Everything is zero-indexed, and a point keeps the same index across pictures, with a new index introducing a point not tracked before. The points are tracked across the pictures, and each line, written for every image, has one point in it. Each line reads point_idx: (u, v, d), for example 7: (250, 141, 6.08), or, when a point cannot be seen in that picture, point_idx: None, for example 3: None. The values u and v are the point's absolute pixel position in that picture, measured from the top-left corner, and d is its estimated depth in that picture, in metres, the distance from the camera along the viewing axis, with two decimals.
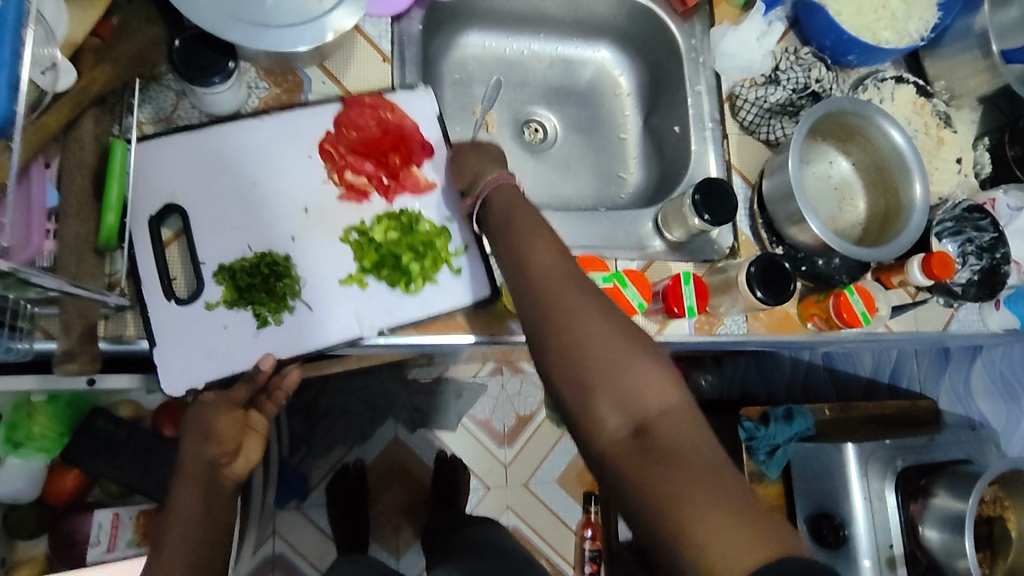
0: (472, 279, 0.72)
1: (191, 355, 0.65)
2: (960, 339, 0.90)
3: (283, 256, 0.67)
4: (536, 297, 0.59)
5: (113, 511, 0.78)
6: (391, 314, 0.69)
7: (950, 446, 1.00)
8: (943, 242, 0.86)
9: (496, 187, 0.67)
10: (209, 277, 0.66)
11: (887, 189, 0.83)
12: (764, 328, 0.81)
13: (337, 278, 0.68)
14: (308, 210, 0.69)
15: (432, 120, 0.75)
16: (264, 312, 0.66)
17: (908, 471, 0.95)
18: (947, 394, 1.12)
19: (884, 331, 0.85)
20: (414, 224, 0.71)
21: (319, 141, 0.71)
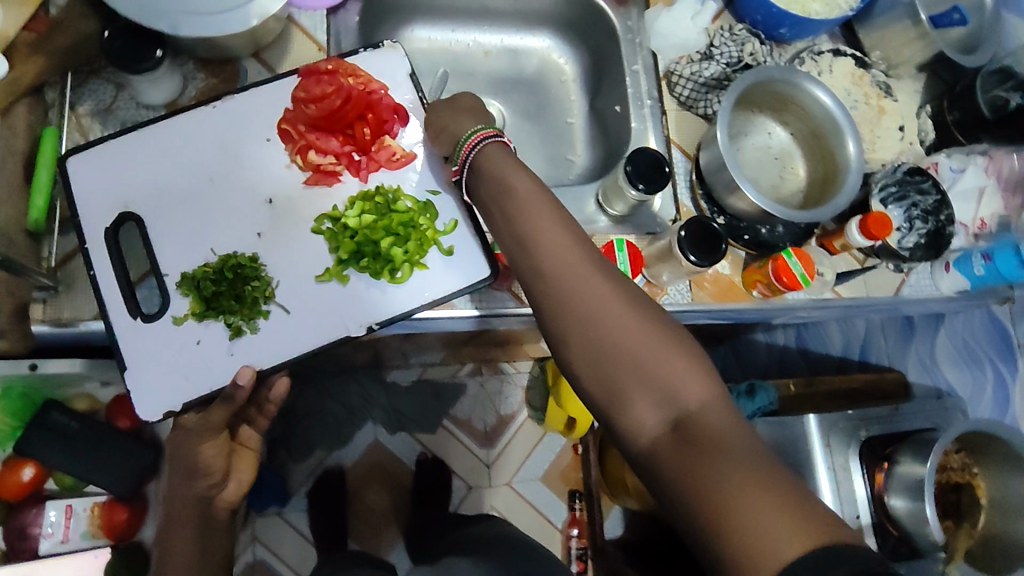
0: (466, 259, 0.70)
1: (158, 363, 0.64)
2: (915, 305, 0.90)
3: (248, 256, 0.66)
4: (559, 293, 0.58)
5: (66, 504, 0.80)
6: (381, 303, 0.67)
7: (918, 416, 0.98)
8: (887, 206, 0.86)
9: (485, 150, 0.65)
10: (173, 290, 0.65)
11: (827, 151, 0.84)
12: (709, 297, 0.82)
13: (313, 276, 0.67)
14: (272, 201, 0.68)
15: (404, 79, 0.74)
16: (237, 322, 0.65)
17: (872, 442, 0.94)
18: (915, 365, 1.10)
19: (834, 297, 0.86)
20: (391, 203, 0.69)
21: (279, 121, 0.70)
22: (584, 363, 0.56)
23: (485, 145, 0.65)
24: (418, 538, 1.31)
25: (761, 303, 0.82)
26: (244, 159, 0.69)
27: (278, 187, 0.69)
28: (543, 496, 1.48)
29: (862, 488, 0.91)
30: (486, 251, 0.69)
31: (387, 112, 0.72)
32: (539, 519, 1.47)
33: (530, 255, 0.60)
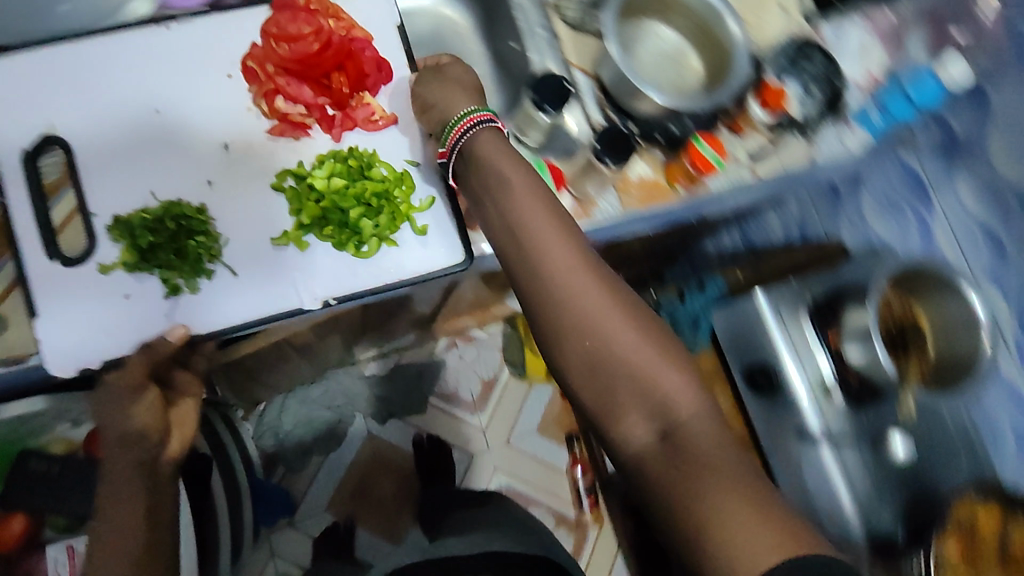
0: (439, 242, 0.58)
1: (67, 319, 0.51)
2: (830, 168, 0.86)
3: (193, 208, 0.53)
4: (544, 297, 0.49)
5: (67, 545, 0.75)
6: (336, 281, 0.56)
7: (860, 267, 0.92)
8: (781, 79, 0.82)
9: (473, 137, 0.54)
10: (101, 235, 0.52)
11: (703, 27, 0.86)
12: (636, 202, 0.80)
13: (269, 238, 0.55)
14: (229, 147, 0.55)
15: (391, 29, 0.59)
16: (174, 277, 0.53)
17: (819, 304, 0.93)
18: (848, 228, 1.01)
19: (750, 177, 0.82)
20: (366, 168, 0.57)
21: (245, 57, 0.56)
22: (574, 368, 0.48)
23: (476, 128, 0.54)
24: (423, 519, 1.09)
25: (688, 195, 0.81)
26: (138, 100, 0.54)
27: (229, 125, 0.55)
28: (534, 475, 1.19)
29: (824, 355, 0.93)
30: (465, 230, 0.58)
31: (371, 66, 0.58)
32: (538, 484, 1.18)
33: (526, 258, 0.50)
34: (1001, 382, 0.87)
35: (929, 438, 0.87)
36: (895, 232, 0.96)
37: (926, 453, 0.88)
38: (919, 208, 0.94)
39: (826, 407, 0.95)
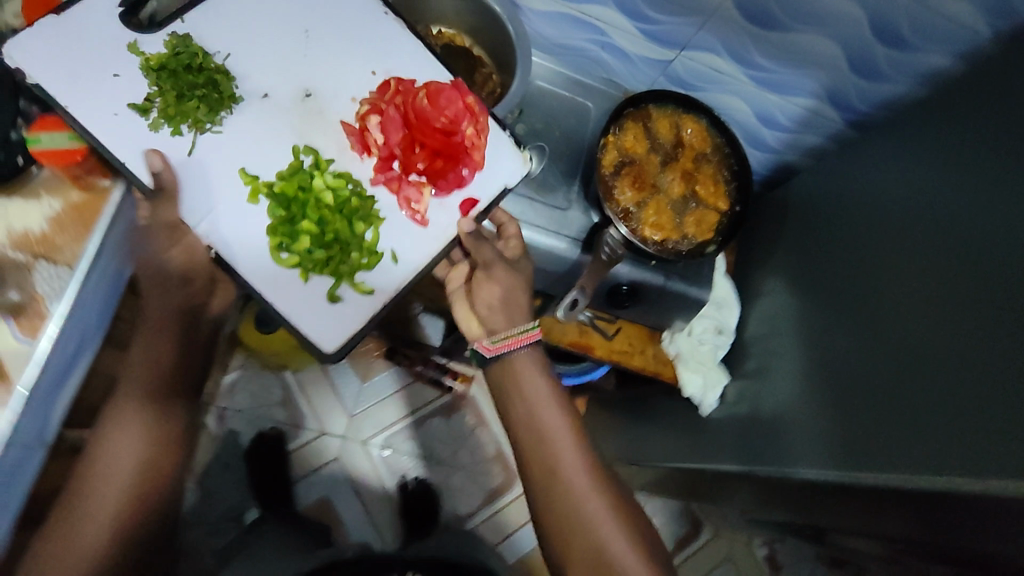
0: (334, 320, 0.65)
1: (68, 47, 0.60)
2: (560, 243, 0.78)
3: (232, 91, 0.64)
4: (540, 466, 0.67)
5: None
6: (248, 259, 0.64)
7: (576, 33, 0.78)
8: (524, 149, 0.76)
9: (518, 355, 0.70)
10: (167, 33, 0.64)
11: (492, 37, 0.73)
12: (600, 349, 0.88)
13: (239, 166, 0.64)
14: (308, 96, 0.68)
15: (497, 186, 0.70)
16: (153, 103, 0.62)
17: (520, 195, 0.78)
18: (583, 12, 0.75)
19: (639, 345, 0.89)
20: (360, 219, 0.67)
21: (398, 77, 0.69)
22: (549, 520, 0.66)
23: (522, 348, 0.70)
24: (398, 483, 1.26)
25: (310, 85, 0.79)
26: (268, 44, 0.67)
27: (323, 87, 0.68)
28: (441, 431, 1.33)
29: (578, 186, 0.80)
30: (349, 340, 0.65)
31: (451, 179, 0.68)
32: (472, 450, 1.34)
33: (540, 438, 0.68)
34: (620, 54, 0.80)
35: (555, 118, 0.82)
36: (625, 9, 0.72)
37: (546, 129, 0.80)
38: None
39: (685, 344, 0.88)
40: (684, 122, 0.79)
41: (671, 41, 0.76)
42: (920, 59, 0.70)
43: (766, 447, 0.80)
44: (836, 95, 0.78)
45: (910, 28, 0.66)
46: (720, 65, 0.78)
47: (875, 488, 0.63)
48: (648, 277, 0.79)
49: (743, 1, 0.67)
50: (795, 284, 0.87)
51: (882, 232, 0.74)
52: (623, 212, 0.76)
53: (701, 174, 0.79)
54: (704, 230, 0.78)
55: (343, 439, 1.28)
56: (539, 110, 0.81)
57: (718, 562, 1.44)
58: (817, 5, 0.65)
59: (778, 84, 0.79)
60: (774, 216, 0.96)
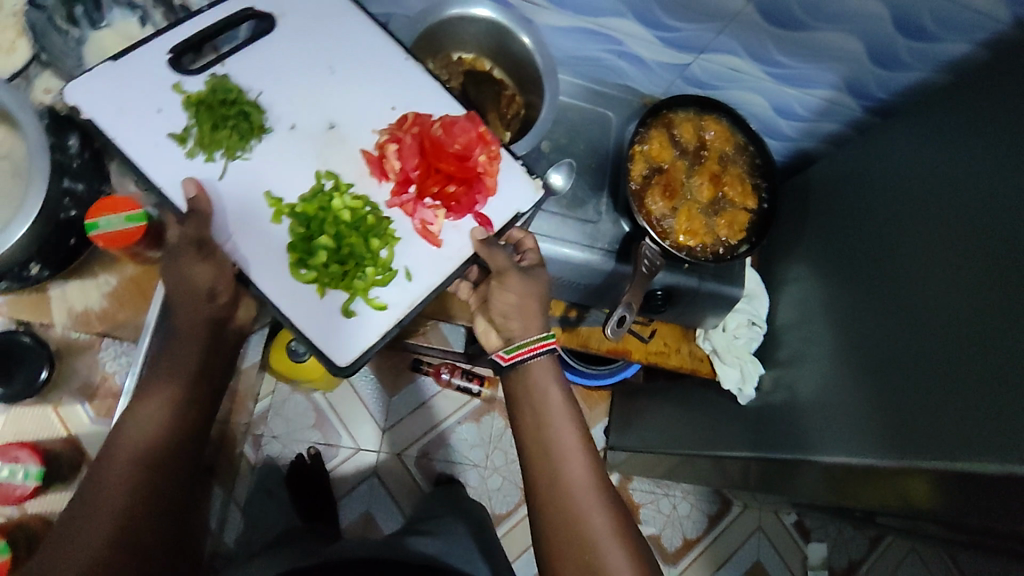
0: (344, 336, 0.59)
1: (119, 92, 0.60)
2: (594, 257, 0.79)
3: (262, 124, 0.62)
4: (544, 469, 0.66)
5: None
6: (262, 271, 0.59)
7: (594, 43, 0.78)
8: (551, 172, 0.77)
9: (535, 363, 0.68)
10: (207, 74, 0.62)
11: (516, 62, 0.74)
12: (636, 353, 0.89)
13: (265, 190, 0.61)
14: (332, 128, 0.63)
15: (512, 211, 0.64)
16: (190, 136, 0.60)
17: (551, 213, 0.78)
18: (602, 26, 0.75)
19: (673, 345, 0.91)
20: (377, 238, 0.61)
21: (418, 111, 0.65)
22: (545, 524, 0.65)
23: (539, 355, 0.68)
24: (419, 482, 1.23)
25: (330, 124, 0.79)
26: (289, 83, 0.63)
27: (348, 120, 0.64)
28: (472, 436, 1.35)
29: (607, 197, 0.81)
30: (359, 356, 0.59)
31: (465, 201, 0.63)
32: (505, 450, 1.36)
33: (546, 443, 0.66)
34: (637, 63, 0.81)
35: (579, 132, 0.82)
36: (645, 21, 0.73)
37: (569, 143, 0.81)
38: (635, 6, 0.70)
39: (721, 340, 0.89)
40: (706, 124, 0.80)
41: (690, 47, 0.76)
42: (940, 48, 0.72)
43: (807, 431, 0.82)
44: (855, 85, 0.80)
45: (932, 19, 0.67)
46: (740, 66, 0.78)
47: (917, 469, 0.65)
48: (682, 280, 0.81)
49: (767, 6, 0.67)
50: (822, 270, 0.89)
51: (913, 213, 0.76)
52: (657, 221, 0.77)
53: (727, 176, 0.79)
54: (736, 231, 0.78)
55: (378, 454, 1.29)
56: (563, 125, 0.82)
57: (750, 533, 1.48)
58: (841, 6, 0.66)
59: (798, 79, 0.79)
60: (795, 200, 0.98)
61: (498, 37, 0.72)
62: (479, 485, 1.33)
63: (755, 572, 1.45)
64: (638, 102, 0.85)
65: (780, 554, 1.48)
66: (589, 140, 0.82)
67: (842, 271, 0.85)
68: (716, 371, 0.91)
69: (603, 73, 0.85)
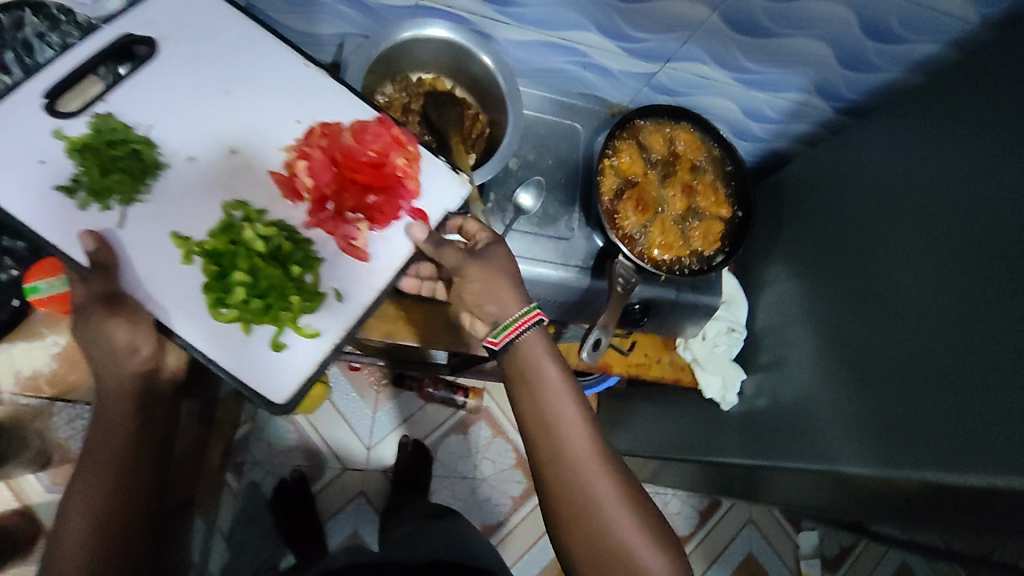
0: (280, 370, 0.60)
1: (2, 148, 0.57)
2: (570, 277, 0.77)
3: (155, 161, 0.60)
4: (549, 445, 0.60)
5: None
6: (183, 316, 0.59)
7: (558, 57, 0.76)
8: (517, 194, 0.76)
9: (525, 338, 0.62)
10: (89, 114, 0.59)
11: (477, 80, 0.72)
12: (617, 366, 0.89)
13: (170, 229, 0.59)
14: (234, 153, 0.62)
15: (440, 212, 0.64)
16: (79, 184, 0.58)
17: (522, 231, 0.76)
18: (563, 39, 0.73)
19: (654, 356, 0.91)
20: (295, 263, 0.61)
21: (325, 121, 0.63)
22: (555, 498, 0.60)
23: (526, 330, 0.62)
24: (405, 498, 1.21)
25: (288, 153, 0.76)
26: (248, 116, 0.63)
27: (250, 140, 0.62)
28: (459, 447, 1.34)
29: (579, 212, 0.79)
30: (299, 390, 0.60)
31: (388, 211, 0.63)
32: (494, 459, 1.35)
33: (547, 418, 0.61)
34: (603, 72, 0.79)
35: (545, 147, 0.80)
36: (607, 33, 0.71)
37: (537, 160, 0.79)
38: (596, 18, 0.68)
39: (701, 349, 0.89)
40: (676, 135, 0.79)
41: (656, 56, 0.74)
42: (908, 48, 0.71)
43: (792, 439, 0.81)
44: (825, 87, 0.79)
45: (899, 23, 0.67)
46: (707, 74, 0.77)
47: (899, 480, 0.65)
48: (659, 293, 0.80)
49: (732, 16, 0.66)
50: (797, 272, 0.88)
51: (887, 217, 0.75)
52: (630, 237, 0.76)
53: (693, 181, 0.79)
54: (711, 241, 0.78)
55: (364, 471, 1.28)
56: (530, 140, 0.80)
57: (741, 525, 1.48)
58: (807, 14, 0.65)
59: (767, 83, 0.78)
60: (769, 201, 0.97)
61: (457, 54, 0.70)
62: (470, 496, 1.32)
63: (747, 564, 1.46)
64: (605, 112, 0.84)
65: (770, 542, 1.49)
66: (557, 155, 0.81)
67: (818, 274, 0.84)
68: (698, 380, 0.91)
69: (569, 84, 0.83)
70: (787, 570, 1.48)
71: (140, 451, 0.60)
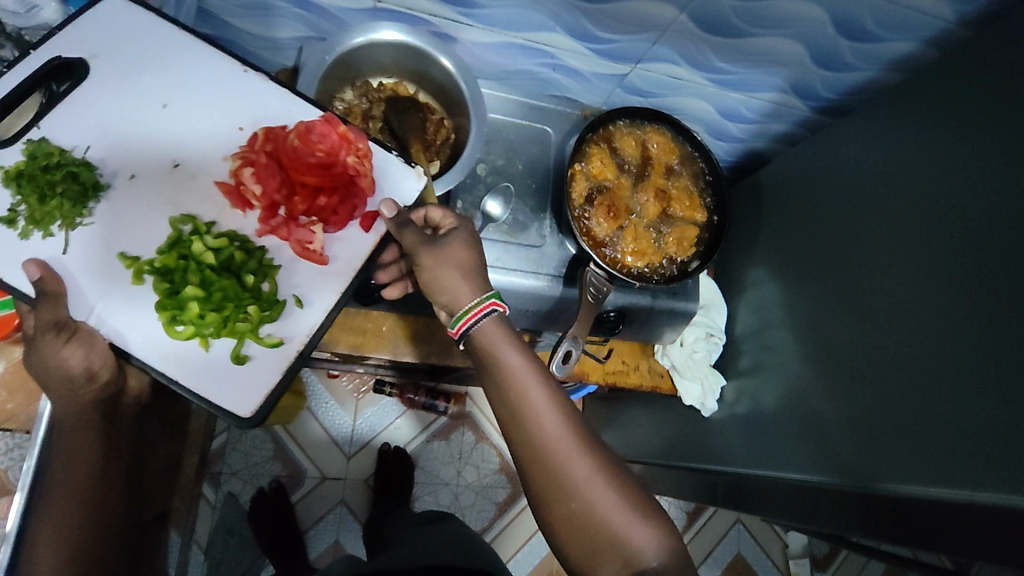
0: (245, 383, 0.58)
1: None
2: (540, 286, 0.75)
3: (95, 180, 0.57)
4: (519, 434, 0.58)
5: None
6: (139, 342, 0.57)
7: (526, 58, 0.74)
8: (484, 200, 0.74)
9: (481, 328, 0.59)
10: (24, 142, 0.56)
11: (441, 85, 0.70)
12: (593, 374, 0.87)
13: (116, 250, 0.57)
14: (178, 166, 0.60)
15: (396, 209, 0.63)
16: (21, 213, 0.56)
17: (490, 237, 0.74)
18: (529, 40, 0.70)
19: (631, 363, 0.89)
20: (248, 271, 0.58)
21: (268, 125, 0.61)
22: (536, 484, 0.58)
23: (480, 321, 0.59)
24: (387, 506, 1.19)
25: None
26: (200, 131, 0.60)
27: (193, 152, 0.60)
28: (442, 453, 1.32)
29: (550, 218, 0.77)
30: (266, 401, 0.58)
31: (344, 211, 0.61)
32: (478, 464, 1.32)
33: (513, 406, 0.58)
34: (572, 73, 0.76)
35: (516, 153, 0.79)
36: (574, 34, 0.68)
37: (507, 166, 0.78)
38: (561, 19, 0.66)
39: (679, 356, 0.88)
40: (648, 137, 0.78)
41: (627, 57, 0.72)
42: (885, 47, 0.69)
43: (774, 447, 0.80)
44: (800, 86, 0.77)
45: (873, 21, 0.65)
46: (680, 74, 0.75)
47: (880, 493, 0.63)
48: (635, 300, 0.78)
49: (701, 16, 0.63)
50: (776, 275, 0.86)
51: (864, 220, 0.73)
52: (602, 243, 0.75)
53: (663, 185, 0.77)
54: (686, 247, 0.76)
55: (345, 480, 1.26)
56: (500, 144, 0.78)
57: (730, 526, 1.47)
58: (779, 12, 0.63)
59: (742, 83, 0.76)
60: (747, 203, 0.95)
61: (419, 57, 0.68)
62: (455, 502, 1.30)
63: (736, 565, 1.45)
64: (578, 115, 0.83)
65: (759, 544, 1.48)
66: (528, 161, 0.79)
67: (796, 277, 0.82)
68: (677, 387, 0.90)
69: (539, 87, 0.81)
70: (777, 571, 1.47)
71: (106, 467, 0.59)
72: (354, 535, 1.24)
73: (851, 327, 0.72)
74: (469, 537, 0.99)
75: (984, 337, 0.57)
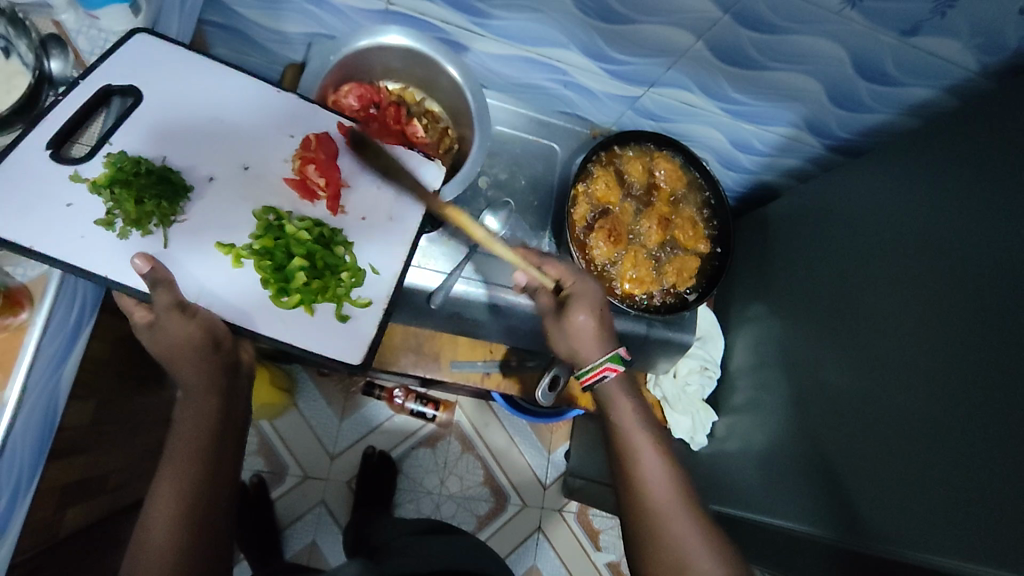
0: (349, 336, 0.60)
1: None
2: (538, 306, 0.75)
3: (181, 181, 0.58)
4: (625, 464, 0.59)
5: None
6: (251, 313, 0.58)
7: (537, 73, 0.73)
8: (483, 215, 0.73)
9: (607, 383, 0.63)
10: (102, 155, 0.56)
11: (447, 96, 0.70)
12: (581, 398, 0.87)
13: (214, 240, 0.58)
14: (247, 169, 0.60)
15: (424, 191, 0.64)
16: (115, 215, 0.55)
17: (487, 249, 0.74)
18: (540, 56, 0.69)
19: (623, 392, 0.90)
20: (334, 243, 0.60)
21: (317, 130, 0.62)
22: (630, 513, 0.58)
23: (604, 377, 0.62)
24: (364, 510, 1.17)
25: None
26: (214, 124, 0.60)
27: (251, 153, 0.61)
28: (426, 461, 1.30)
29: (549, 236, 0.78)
30: (372, 345, 0.60)
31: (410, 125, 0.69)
32: (464, 474, 1.30)
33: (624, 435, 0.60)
34: (583, 91, 0.75)
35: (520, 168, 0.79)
36: (585, 52, 0.67)
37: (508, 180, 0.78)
38: (572, 35, 0.64)
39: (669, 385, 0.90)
40: (657, 163, 0.75)
41: (640, 80, 0.70)
42: (903, 91, 0.68)
43: (761, 490, 0.77)
44: (815, 122, 0.75)
45: (893, 65, 0.63)
46: (693, 102, 0.73)
47: (865, 554, 0.61)
48: (630, 328, 0.77)
49: (718, 45, 0.62)
50: (776, 314, 0.84)
51: (869, 266, 0.71)
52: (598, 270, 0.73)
53: (666, 208, 0.76)
54: (685, 278, 0.75)
55: (326, 481, 1.24)
56: (505, 158, 0.79)
57: None
58: (798, 47, 0.61)
59: (753, 115, 0.74)
60: (754, 235, 0.93)
61: (426, 65, 0.67)
62: (436, 512, 1.28)
63: None
64: (586, 134, 0.82)
65: None
66: (530, 178, 0.79)
67: (795, 318, 0.81)
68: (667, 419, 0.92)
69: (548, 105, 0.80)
70: None
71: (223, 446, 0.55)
72: (329, 536, 1.22)
73: (847, 373, 0.70)
74: (456, 537, 0.98)
75: (979, 402, 0.55)
